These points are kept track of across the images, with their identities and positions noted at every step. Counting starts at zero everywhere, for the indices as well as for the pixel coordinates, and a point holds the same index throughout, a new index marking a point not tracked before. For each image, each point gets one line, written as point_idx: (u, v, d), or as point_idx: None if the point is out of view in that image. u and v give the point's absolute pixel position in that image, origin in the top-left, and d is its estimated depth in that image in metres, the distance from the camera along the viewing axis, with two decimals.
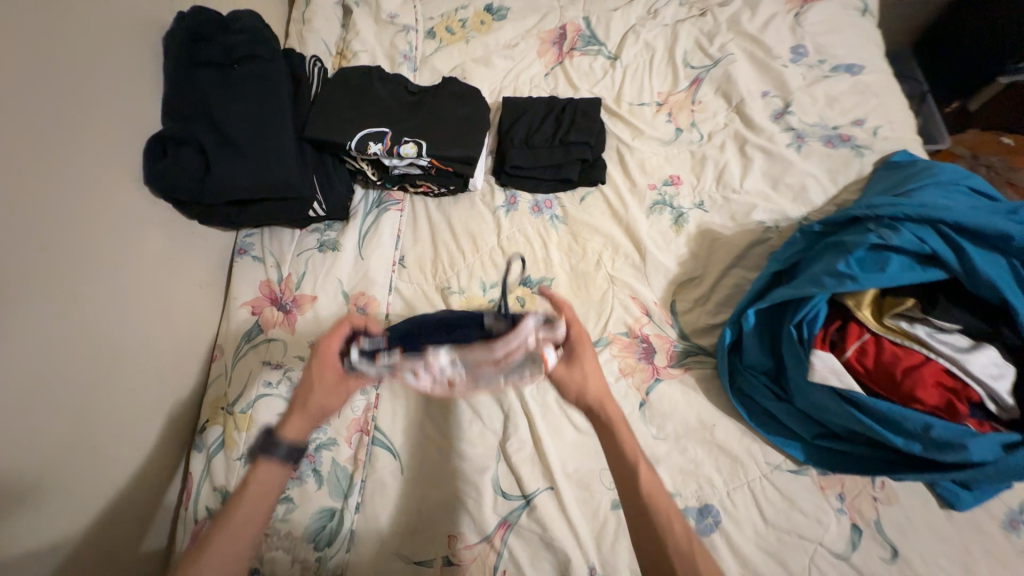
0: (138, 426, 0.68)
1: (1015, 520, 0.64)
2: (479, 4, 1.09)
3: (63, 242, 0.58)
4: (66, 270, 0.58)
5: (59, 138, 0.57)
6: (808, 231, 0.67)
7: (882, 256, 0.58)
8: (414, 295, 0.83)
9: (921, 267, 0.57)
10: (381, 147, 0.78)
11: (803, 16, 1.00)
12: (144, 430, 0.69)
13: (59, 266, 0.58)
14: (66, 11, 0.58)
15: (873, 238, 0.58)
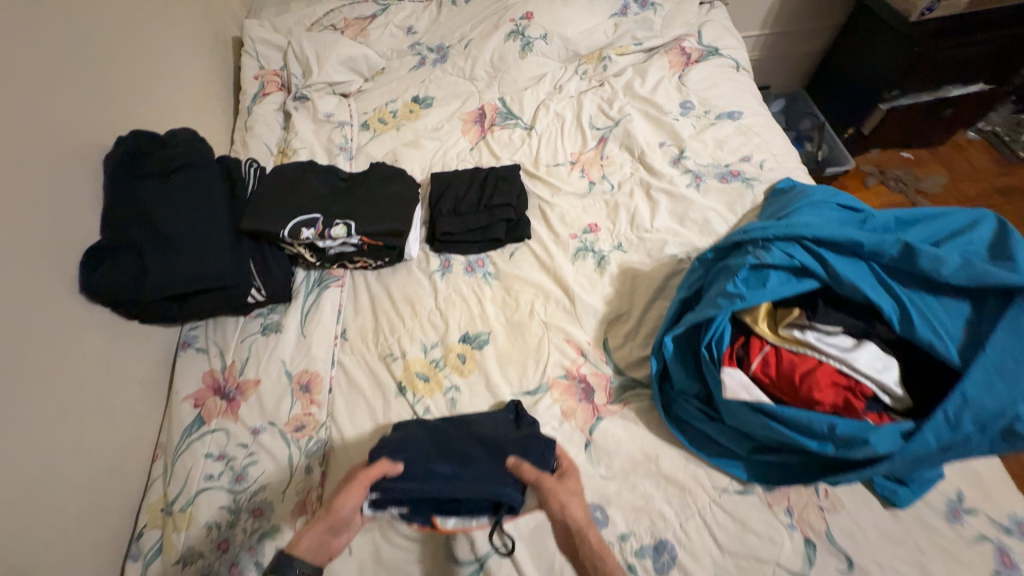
0: (70, 540, 0.65)
1: (955, 510, 0.65)
2: (406, 97, 1.23)
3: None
4: None
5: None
6: (704, 259, 0.73)
7: (762, 274, 0.64)
8: (357, 367, 0.85)
9: (797, 279, 0.63)
10: (313, 231, 0.85)
11: (685, 77, 1.15)
12: (75, 545, 0.65)
13: None
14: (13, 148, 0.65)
15: (751, 259, 0.64)
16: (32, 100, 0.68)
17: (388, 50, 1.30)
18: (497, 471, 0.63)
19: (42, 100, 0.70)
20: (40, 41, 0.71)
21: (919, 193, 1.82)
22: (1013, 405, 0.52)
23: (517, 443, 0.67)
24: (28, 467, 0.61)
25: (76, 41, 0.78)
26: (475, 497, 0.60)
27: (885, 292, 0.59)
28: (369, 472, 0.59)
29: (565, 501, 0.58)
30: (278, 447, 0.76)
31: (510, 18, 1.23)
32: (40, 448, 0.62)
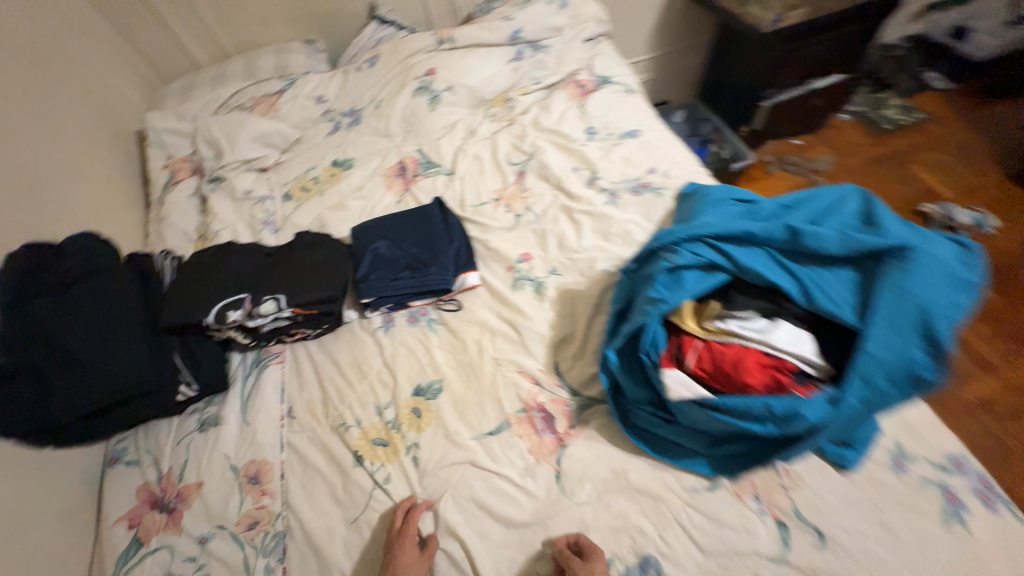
0: None
1: (898, 460, 0.69)
2: (326, 162, 1.24)
3: None
4: None
5: None
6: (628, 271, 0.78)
7: (680, 274, 0.68)
8: (307, 445, 0.81)
9: (709, 275, 0.68)
10: (241, 312, 0.82)
11: (586, 106, 1.25)
12: None
13: None
14: None
15: (665, 264, 0.69)
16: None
17: (302, 120, 1.32)
18: (438, 272, 0.94)
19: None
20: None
21: (815, 172, 2.04)
22: (909, 353, 0.57)
23: (449, 251, 0.98)
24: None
25: None
26: (422, 288, 0.93)
27: (784, 272, 0.65)
28: (410, 521, 0.69)
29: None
30: (231, 551, 0.71)
31: (415, 75, 1.29)
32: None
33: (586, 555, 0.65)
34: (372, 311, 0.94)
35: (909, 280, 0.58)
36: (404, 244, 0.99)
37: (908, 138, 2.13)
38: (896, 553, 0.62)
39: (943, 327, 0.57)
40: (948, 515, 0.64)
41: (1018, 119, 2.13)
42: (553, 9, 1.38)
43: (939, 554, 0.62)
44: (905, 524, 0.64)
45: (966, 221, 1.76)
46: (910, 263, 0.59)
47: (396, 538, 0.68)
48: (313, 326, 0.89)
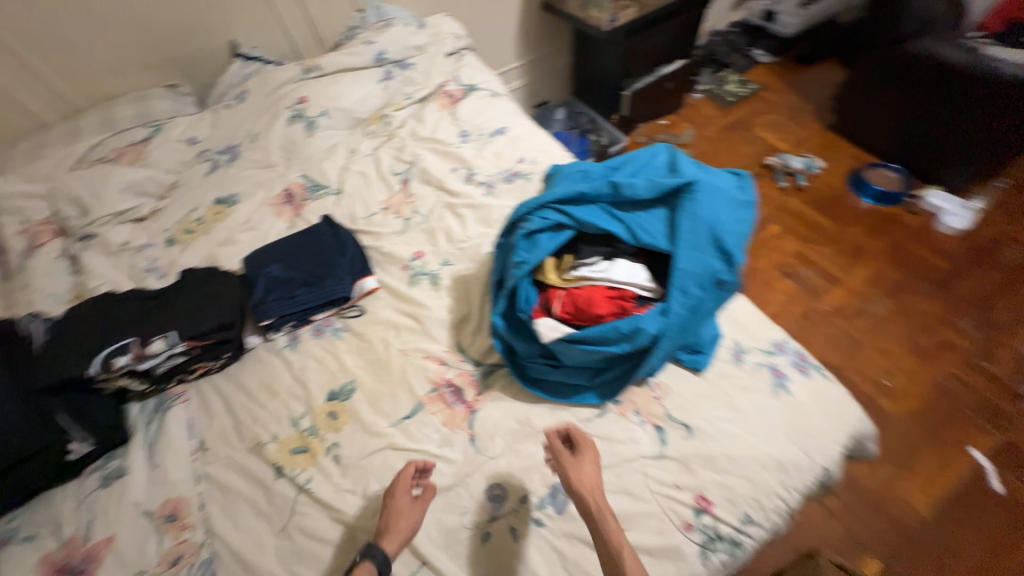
0: None
1: (738, 353, 0.85)
2: (208, 201, 1.24)
3: None
4: None
5: None
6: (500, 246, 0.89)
7: (535, 237, 0.80)
8: (225, 472, 0.81)
9: (559, 233, 0.80)
10: (129, 355, 0.81)
11: (456, 113, 1.37)
12: None
13: None
14: None
15: (522, 232, 0.81)
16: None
17: (175, 164, 1.30)
18: (334, 283, 0.99)
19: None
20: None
21: (681, 145, 2.33)
22: (709, 263, 0.73)
23: (343, 263, 1.03)
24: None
25: None
26: (321, 300, 0.97)
27: (615, 219, 0.79)
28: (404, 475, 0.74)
29: (577, 473, 0.68)
30: None
31: (286, 105, 1.33)
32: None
33: (576, 451, 0.72)
34: (274, 331, 0.96)
35: (698, 206, 0.74)
36: (297, 263, 1.02)
37: (748, 106, 2.50)
38: (743, 426, 0.77)
39: (726, 237, 0.73)
40: (776, 387, 0.80)
41: (825, 78, 2.59)
42: (411, 30, 1.49)
43: (774, 417, 0.77)
44: (749, 401, 0.79)
45: (799, 166, 2.12)
46: (696, 195, 0.75)
47: (389, 492, 0.73)
48: (214, 355, 0.89)
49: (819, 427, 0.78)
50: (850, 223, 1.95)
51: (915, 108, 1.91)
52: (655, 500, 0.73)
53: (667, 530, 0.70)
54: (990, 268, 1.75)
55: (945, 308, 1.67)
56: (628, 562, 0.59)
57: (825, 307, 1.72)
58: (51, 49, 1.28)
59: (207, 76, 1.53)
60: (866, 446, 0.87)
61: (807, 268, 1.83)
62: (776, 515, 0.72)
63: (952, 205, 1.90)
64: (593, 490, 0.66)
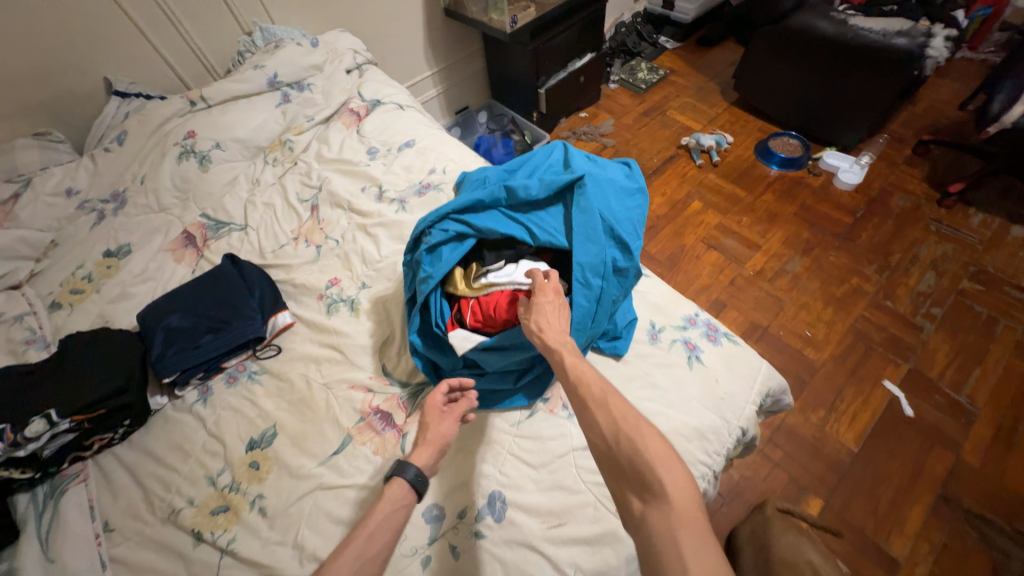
0: None
1: (653, 333, 0.90)
2: (96, 255, 1.13)
3: None
4: None
5: None
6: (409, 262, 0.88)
7: (438, 250, 0.81)
8: (137, 550, 0.74)
9: (462, 243, 0.80)
10: (0, 446, 0.72)
11: (362, 130, 1.33)
12: None
13: None
14: None
15: (425, 246, 0.81)
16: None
17: (54, 220, 1.18)
18: (243, 324, 0.93)
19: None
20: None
21: (602, 134, 2.40)
22: (606, 253, 0.75)
23: (251, 302, 0.97)
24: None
25: None
26: (231, 346, 0.91)
27: (514, 222, 0.80)
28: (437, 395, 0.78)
29: (527, 313, 0.69)
30: None
31: (174, 141, 1.24)
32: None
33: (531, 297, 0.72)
34: (183, 387, 0.89)
35: (589, 200, 0.77)
36: (200, 310, 0.96)
37: (660, 91, 2.62)
38: (664, 402, 0.81)
39: (619, 226, 0.76)
40: (690, 359, 0.85)
41: (725, 58, 2.75)
42: (305, 49, 1.43)
43: (690, 390, 0.82)
44: (666, 379, 0.83)
45: (711, 143, 2.19)
46: (585, 189, 0.78)
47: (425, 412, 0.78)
48: (109, 426, 0.82)
49: (731, 390, 0.83)
50: (763, 190, 2.09)
51: (803, 78, 2.07)
52: (589, 489, 0.75)
53: (603, 517, 0.73)
54: (884, 216, 1.93)
55: (852, 259, 1.82)
56: (572, 369, 0.62)
57: (750, 272, 1.82)
58: None
59: (82, 119, 1.41)
60: (780, 399, 0.93)
61: (730, 238, 1.94)
62: (701, 482, 0.77)
63: (847, 163, 2.07)
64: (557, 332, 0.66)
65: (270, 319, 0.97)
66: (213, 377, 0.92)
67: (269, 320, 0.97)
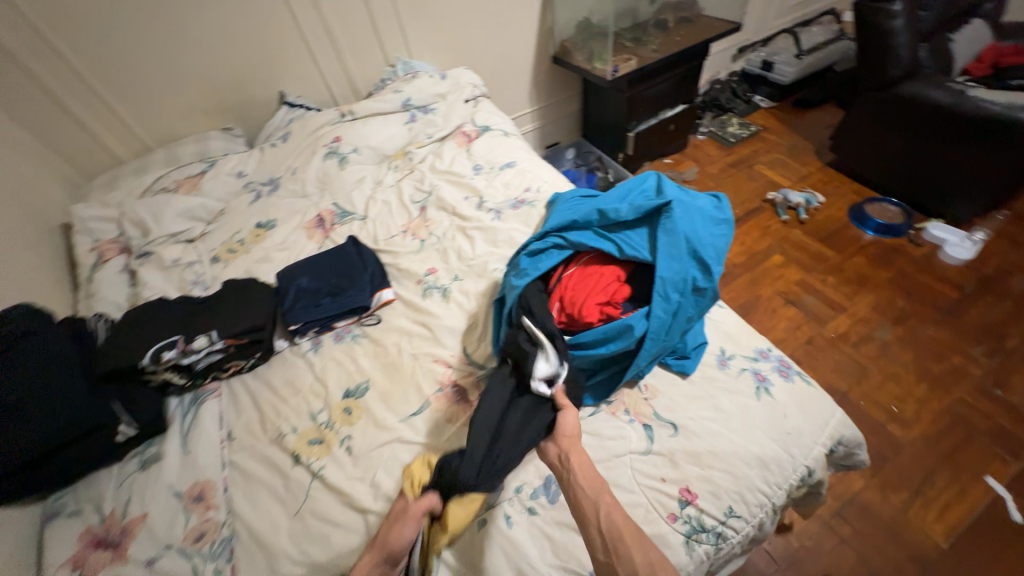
0: None
1: (723, 359, 0.92)
2: (250, 225, 1.40)
3: None
4: None
5: None
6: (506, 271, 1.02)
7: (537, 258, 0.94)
8: (248, 458, 0.89)
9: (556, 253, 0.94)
10: (176, 350, 0.93)
11: (471, 150, 1.53)
12: None
13: None
14: None
15: (526, 255, 0.96)
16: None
17: (225, 194, 1.49)
18: (355, 292, 1.11)
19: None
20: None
21: (685, 180, 2.46)
22: (687, 272, 0.81)
23: (363, 276, 1.15)
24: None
25: None
26: (343, 309, 1.08)
27: (602, 238, 0.90)
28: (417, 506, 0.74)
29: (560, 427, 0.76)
30: (178, 565, 0.75)
31: (323, 143, 1.52)
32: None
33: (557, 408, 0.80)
34: (302, 338, 1.07)
35: (675, 223, 0.84)
36: (323, 277, 1.15)
37: (750, 145, 2.64)
38: (726, 425, 0.82)
39: (702, 248, 0.82)
40: (759, 390, 0.86)
41: (824, 120, 2.71)
42: (434, 80, 1.70)
43: (757, 418, 0.83)
44: (732, 403, 0.85)
45: (800, 201, 2.18)
46: (674, 213, 0.85)
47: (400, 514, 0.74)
48: (245, 354, 1.01)
49: (799, 427, 0.82)
50: (854, 252, 2.00)
51: (909, 146, 2.00)
52: (642, 491, 0.78)
53: (653, 520, 0.75)
54: (1000, 296, 1.75)
55: (956, 337, 1.66)
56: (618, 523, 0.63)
57: (832, 334, 1.73)
58: (131, 99, 1.52)
59: (256, 120, 1.76)
60: (854, 452, 0.90)
61: (811, 297, 1.86)
62: (759, 511, 0.77)
63: (956, 237, 1.93)
64: (563, 421, 0.77)
65: (376, 293, 1.13)
66: (324, 334, 1.09)
67: (375, 293, 1.13)
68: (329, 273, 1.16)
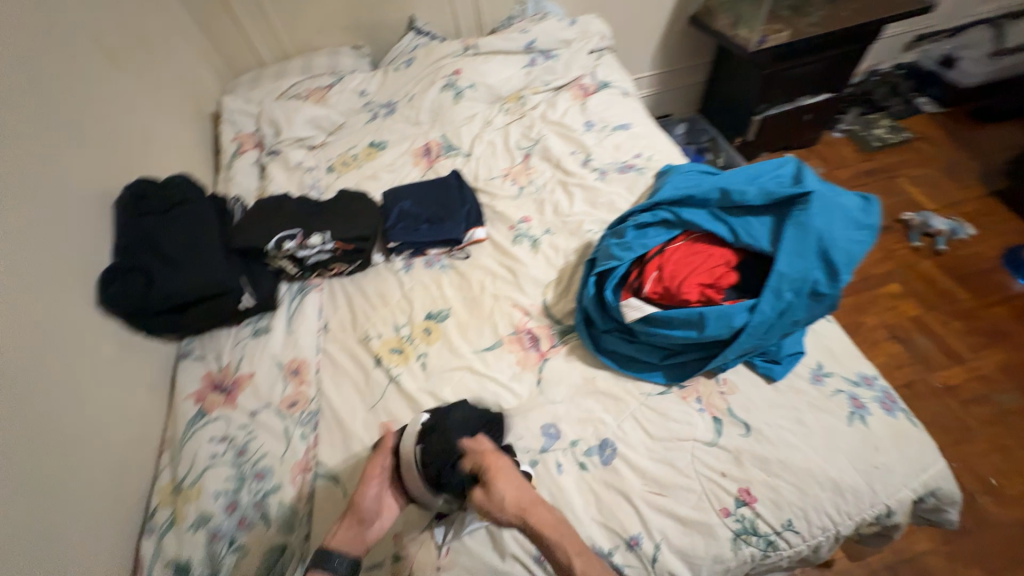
0: (103, 509, 0.75)
1: (818, 375, 0.85)
2: (364, 143, 1.47)
3: (54, 352, 0.75)
4: (47, 373, 0.72)
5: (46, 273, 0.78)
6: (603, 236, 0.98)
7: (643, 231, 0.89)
8: (338, 349, 1.00)
9: (666, 231, 0.88)
10: (294, 242, 1.04)
11: (586, 104, 1.47)
12: (108, 513, 0.75)
13: (46, 366, 0.72)
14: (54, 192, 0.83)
15: (632, 224, 0.91)
16: (49, 148, 0.84)
17: (346, 109, 1.57)
18: (451, 224, 1.15)
19: (54, 147, 0.85)
20: (53, 103, 0.88)
21: None
22: (809, 272, 0.74)
23: (461, 210, 1.18)
24: (50, 435, 0.70)
25: (98, 120, 1.00)
26: (437, 237, 1.13)
27: (719, 220, 0.85)
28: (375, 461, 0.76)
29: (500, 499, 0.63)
30: (274, 421, 0.87)
31: (443, 75, 1.54)
32: (56, 430, 0.71)
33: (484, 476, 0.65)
34: (397, 257, 1.15)
35: (809, 217, 0.76)
36: (424, 204, 1.20)
37: (896, 154, 2.28)
38: (806, 441, 0.78)
39: (835, 250, 0.74)
40: (852, 415, 0.80)
41: (1003, 140, 2.26)
42: (563, 25, 1.62)
43: (843, 443, 0.77)
44: (818, 421, 0.79)
45: (943, 228, 1.88)
46: (811, 206, 0.77)
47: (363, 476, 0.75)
48: (347, 259, 1.10)
49: (890, 465, 0.76)
50: (994, 301, 1.71)
51: None
52: (698, 479, 0.77)
53: (704, 509, 0.74)
54: None
55: None
56: None
57: (938, 384, 1.53)
58: (282, 5, 1.62)
59: (383, 43, 1.81)
60: (944, 509, 0.81)
61: (925, 338, 1.64)
62: (821, 534, 0.73)
63: None
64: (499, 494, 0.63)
65: (470, 230, 1.16)
66: (416, 258, 1.15)
67: (469, 229, 1.16)
68: (429, 201, 1.20)
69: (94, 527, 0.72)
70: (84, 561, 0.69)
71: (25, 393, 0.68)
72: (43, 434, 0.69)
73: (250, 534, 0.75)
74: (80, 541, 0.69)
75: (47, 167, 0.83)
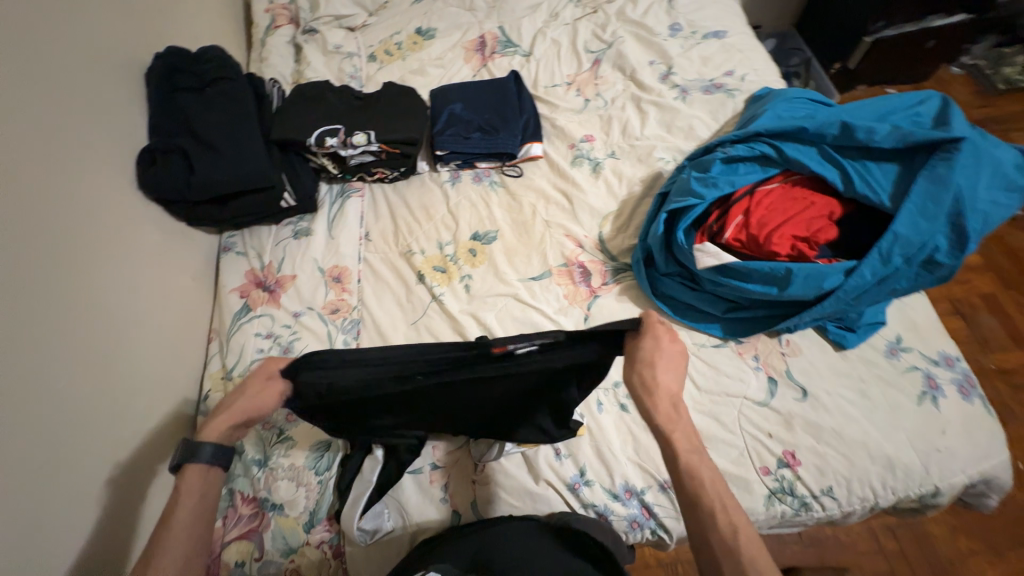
0: (157, 387, 0.78)
1: (893, 349, 0.79)
2: (410, 29, 1.28)
3: (99, 237, 0.73)
4: (95, 256, 0.71)
5: (85, 150, 0.73)
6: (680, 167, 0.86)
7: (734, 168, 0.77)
8: (381, 260, 0.96)
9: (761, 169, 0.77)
10: (337, 139, 0.95)
11: (674, 2, 1.22)
12: (163, 391, 0.79)
13: (95, 250, 0.71)
14: (87, 58, 0.76)
15: (722, 155, 0.78)
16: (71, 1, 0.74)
17: None
18: (504, 136, 1.02)
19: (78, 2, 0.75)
20: None
21: None
22: (932, 237, 0.64)
23: (518, 120, 1.05)
24: (104, 316, 0.70)
25: None
26: (489, 149, 1.02)
27: (830, 164, 0.72)
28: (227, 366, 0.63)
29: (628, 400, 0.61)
30: (317, 325, 0.87)
31: None
32: (109, 313, 0.71)
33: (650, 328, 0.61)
34: (444, 167, 1.06)
35: (952, 172, 0.64)
36: (477, 109, 1.06)
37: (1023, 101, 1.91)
38: (866, 415, 0.74)
39: (970, 215, 0.63)
40: (923, 395, 0.74)
41: None
42: None
43: (906, 422, 0.73)
44: (883, 396, 0.75)
45: None
46: (959, 157, 0.64)
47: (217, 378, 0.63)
48: (391, 163, 1.01)
49: (952, 447, 0.72)
50: None
51: None
52: (742, 436, 0.75)
53: (744, 464, 0.73)
54: None
55: None
56: None
57: (990, 366, 1.44)
58: None
59: None
60: (986, 495, 0.79)
61: (992, 318, 1.50)
62: (860, 504, 0.71)
63: None
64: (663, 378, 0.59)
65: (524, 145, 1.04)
66: (464, 170, 1.06)
67: (523, 144, 1.04)
68: (483, 105, 1.07)
69: (150, 402, 0.76)
70: (144, 432, 0.74)
71: (76, 272, 0.67)
72: (98, 314, 0.69)
73: (297, 428, 0.79)
74: (140, 415, 0.74)
75: (75, 26, 0.74)
